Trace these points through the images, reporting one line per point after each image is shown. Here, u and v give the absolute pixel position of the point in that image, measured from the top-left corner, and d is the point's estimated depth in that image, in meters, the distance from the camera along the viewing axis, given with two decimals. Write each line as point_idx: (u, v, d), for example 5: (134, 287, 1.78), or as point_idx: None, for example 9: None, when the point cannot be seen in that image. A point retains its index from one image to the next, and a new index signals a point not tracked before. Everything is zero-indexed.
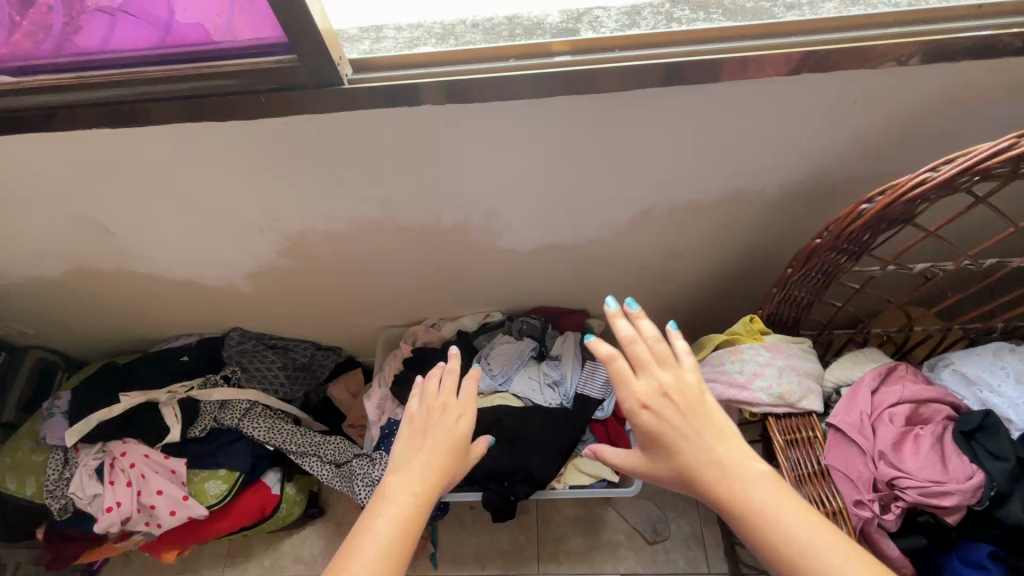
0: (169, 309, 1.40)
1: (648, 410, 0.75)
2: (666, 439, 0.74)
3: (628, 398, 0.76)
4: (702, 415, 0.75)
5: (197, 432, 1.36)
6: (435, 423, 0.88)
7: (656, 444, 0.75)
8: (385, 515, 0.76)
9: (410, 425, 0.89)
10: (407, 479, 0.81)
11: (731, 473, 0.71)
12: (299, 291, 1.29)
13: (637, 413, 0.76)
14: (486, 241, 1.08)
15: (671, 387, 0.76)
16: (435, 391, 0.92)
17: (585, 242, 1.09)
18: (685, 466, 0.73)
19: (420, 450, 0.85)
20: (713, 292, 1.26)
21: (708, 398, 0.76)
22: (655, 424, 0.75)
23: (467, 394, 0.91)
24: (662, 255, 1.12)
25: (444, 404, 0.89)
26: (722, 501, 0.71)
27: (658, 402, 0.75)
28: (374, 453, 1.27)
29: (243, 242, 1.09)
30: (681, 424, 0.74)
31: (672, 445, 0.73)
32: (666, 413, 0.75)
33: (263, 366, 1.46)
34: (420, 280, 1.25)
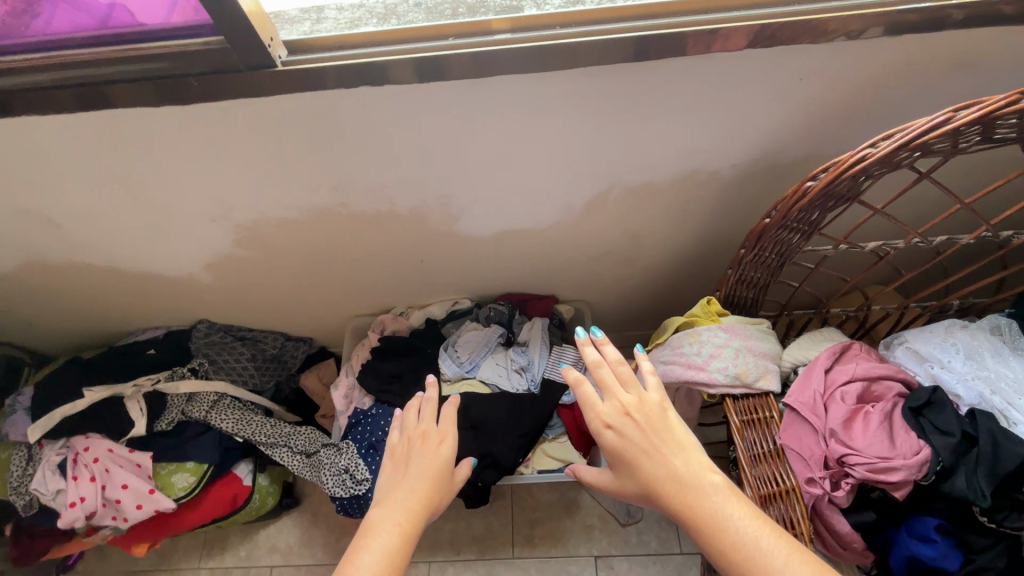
0: (132, 302, 1.38)
1: (611, 428, 0.80)
2: (627, 455, 0.78)
3: (593, 419, 0.82)
4: (663, 432, 0.79)
5: (163, 425, 1.35)
6: (416, 450, 0.91)
7: (619, 461, 0.79)
8: (376, 540, 0.77)
9: (393, 455, 0.92)
10: (396, 502, 0.82)
11: (688, 485, 0.74)
12: (262, 281, 1.27)
13: (601, 432, 0.81)
14: (446, 227, 1.07)
15: (633, 405, 0.81)
16: (413, 422, 0.96)
17: (546, 227, 1.08)
18: (646, 481, 0.76)
19: (406, 476, 0.87)
20: (679, 274, 1.26)
21: (668, 415, 0.81)
22: (618, 441, 0.79)
23: (445, 420, 0.94)
24: (623, 238, 1.12)
25: (425, 431, 0.93)
26: (680, 513, 0.73)
27: (620, 420, 0.80)
28: (341, 443, 1.27)
29: (197, 231, 1.07)
30: (641, 440, 0.78)
31: (633, 461, 0.77)
32: (627, 430, 0.79)
33: (231, 358, 1.45)
34: (384, 268, 1.24)
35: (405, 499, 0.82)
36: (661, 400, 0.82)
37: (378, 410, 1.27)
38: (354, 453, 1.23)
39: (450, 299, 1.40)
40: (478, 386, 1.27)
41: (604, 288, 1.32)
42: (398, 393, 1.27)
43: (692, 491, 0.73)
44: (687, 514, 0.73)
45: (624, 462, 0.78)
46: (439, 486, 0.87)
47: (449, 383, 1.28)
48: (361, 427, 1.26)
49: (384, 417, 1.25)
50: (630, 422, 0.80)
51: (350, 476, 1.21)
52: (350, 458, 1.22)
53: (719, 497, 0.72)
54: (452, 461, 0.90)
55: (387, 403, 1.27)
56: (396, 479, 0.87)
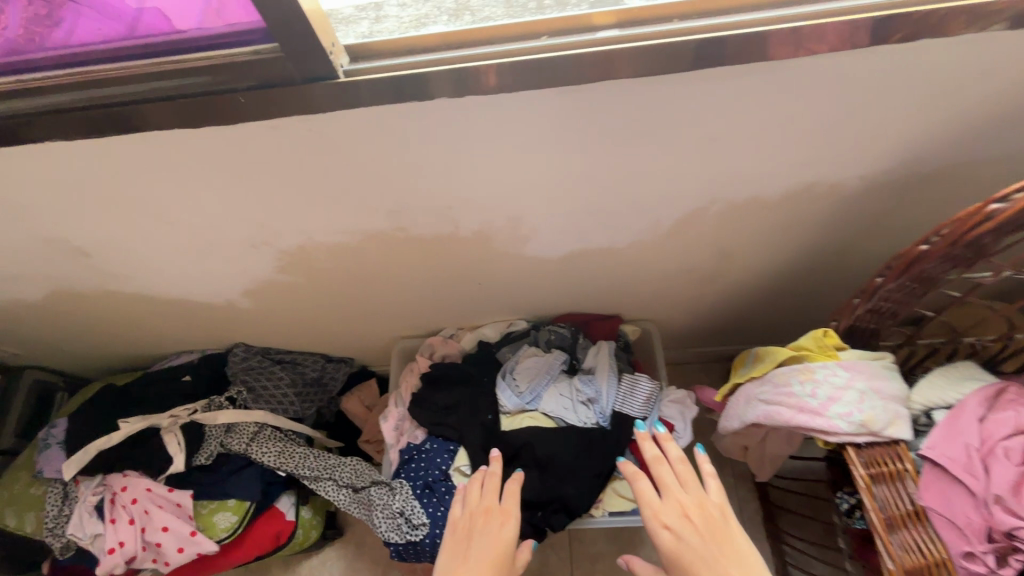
0: (166, 328, 1.30)
1: (668, 528, 0.86)
2: (683, 557, 0.82)
3: (650, 514, 0.88)
4: (720, 537, 0.84)
5: (202, 459, 1.26)
6: (481, 525, 0.92)
7: (675, 562, 0.82)
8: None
9: (453, 531, 0.92)
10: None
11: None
12: (304, 306, 1.17)
13: (658, 528, 0.86)
14: (512, 249, 0.95)
15: (691, 507, 0.88)
16: (476, 496, 0.97)
17: (623, 247, 0.95)
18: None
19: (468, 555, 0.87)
20: (761, 291, 1.13)
21: (726, 520, 0.86)
22: (675, 542, 0.84)
23: (508, 498, 0.96)
24: (709, 257, 0.99)
25: (487, 504, 0.95)
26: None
27: (679, 521, 0.86)
28: (394, 482, 1.17)
29: (237, 258, 0.97)
30: (698, 544, 0.83)
31: (690, 564, 0.81)
32: (683, 532, 0.85)
33: (270, 384, 1.37)
34: (436, 292, 1.13)
35: None
36: (719, 504, 0.88)
37: (432, 445, 1.17)
38: (409, 494, 1.14)
39: (504, 321, 1.29)
40: (544, 419, 1.15)
41: (676, 307, 1.20)
42: (452, 425, 1.17)
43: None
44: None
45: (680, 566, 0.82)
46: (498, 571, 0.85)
47: (508, 416, 1.16)
48: (415, 464, 1.17)
49: (439, 454, 1.15)
50: (687, 524, 0.86)
51: (405, 520, 1.12)
52: (405, 499, 1.13)
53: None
54: (514, 544, 0.89)
55: (441, 436, 1.17)
56: (456, 559, 0.87)
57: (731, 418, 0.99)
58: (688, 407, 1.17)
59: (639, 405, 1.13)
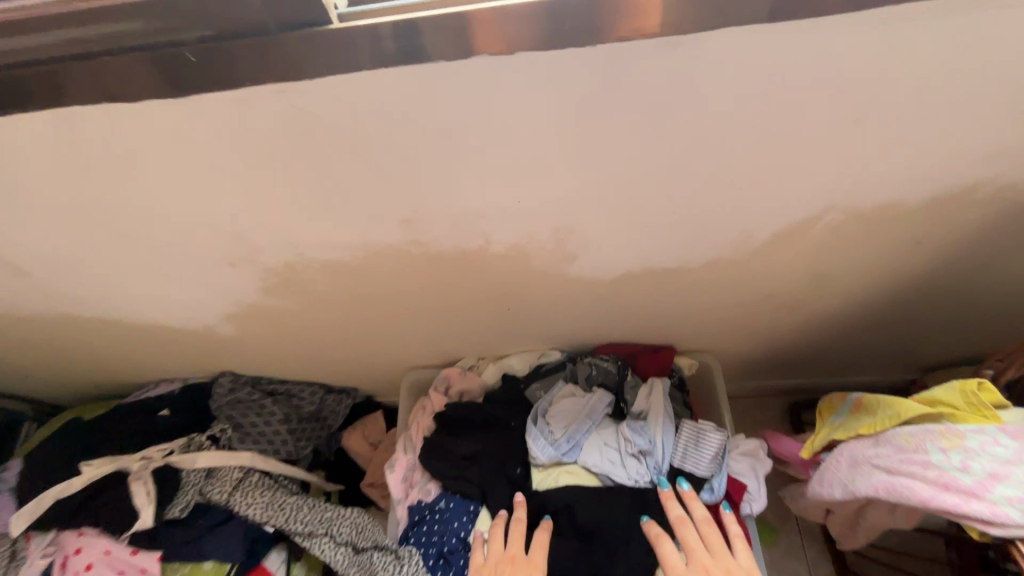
0: (138, 355, 1.11)
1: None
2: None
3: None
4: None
5: (176, 512, 1.07)
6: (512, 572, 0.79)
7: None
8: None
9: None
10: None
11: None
12: (297, 332, 0.98)
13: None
14: (553, 269, 0.76)
15: (715, 570, 0.73)
16: (498, 543, 0.84)
17: (693, 268, 0.76)
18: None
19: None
20: (847, 316, 0.93)
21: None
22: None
23: (535, 546, 0.82)
24: (797, 279, 0.79)
25: (515, 549, 0.82)
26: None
27: None
28: (401, 549, 0.96)
29: (212, 278, 0.78)
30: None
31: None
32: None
33: (260, 420, 1.19)
34: (456, 319, 0.94)
35: None
36: (747, 571, 0.73)
37: (449, 504, 0.96)
38: (421, 568, 0.93)
39: (534, 351, 1.09)
40: (587, 474, 0.95)
41: (741, 336, 1.01)
42: (473, 479, 0.97)
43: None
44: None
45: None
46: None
47: (541, 470, 0.96)
48: (426, 526, 0.96)
49: (458, 517, 0.94)
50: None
51: None
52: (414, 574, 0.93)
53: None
54: None
55: (460, 493, 0.97)
56: None
57: (829, 485, 0.79)
58: (760, 460, 0.96)
59: (706, 461, 0.92)
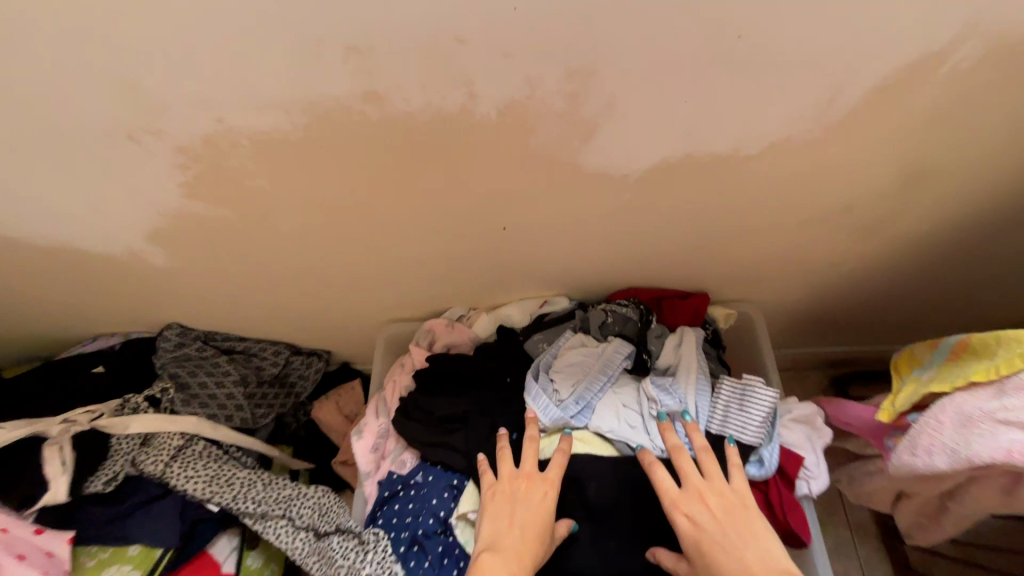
0: (60, 297, 0.92)
1: (690, 519, 0.61)
2: (703, 547, 0.59)
3: (670, 507, 0.62)
4: (745, 531, 0.59)
5: (98, 486, 0.88)
6: (526, 493, 0.67)
7: (697, 549, 0.59)
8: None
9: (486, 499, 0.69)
10: (495, 567, 0.59)
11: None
12: (244, 262, 0.80)
13: (682, 523, 0.61)
14: (565, 157, 0.57)
15: (710, 495, 0.62)
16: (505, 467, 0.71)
17: (747, 157, 0.57)
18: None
19: (507, 534, 0.63)
20: (928, 243, 0.74)
21: (754, 514, 0.61)
22: (693, 533, 0.60)
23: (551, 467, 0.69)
24: (885, 177, 0.61)
25: (529, 468, 0.69)
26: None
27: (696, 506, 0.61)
28: (364, 533, 0.77)
29: (114, 165, 0.60)
30: (719, 534, 0.59)
31: (710, 559, 0.58)
32: (707, 523, 0.60)
33: (211, 381, 1.00)
34: (440, 246, 0.76)
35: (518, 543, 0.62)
36: (744, 494, 0.62)
37: (426, 478, 0.78)
38: (388, 557, 0.74)
39: (537, 298, 0.90)
40: (601, 443, 0.76)
41: (790, 274, 0.82)
42: (458, 447, 0.78)
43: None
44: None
45: (703, 555, 0.58)
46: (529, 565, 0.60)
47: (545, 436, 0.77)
48: (398, 504, 0.78)
49: (437, 493, 0.76)
50: (712, 516, 0.60)
51: None
52: (380, 564, 0.73)
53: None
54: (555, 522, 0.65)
55: (440, 464, 0.78)
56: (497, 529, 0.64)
57: (929, 453, 0.60)
58: (819, 429, 0.76)
59: (756, 426, 0.73)
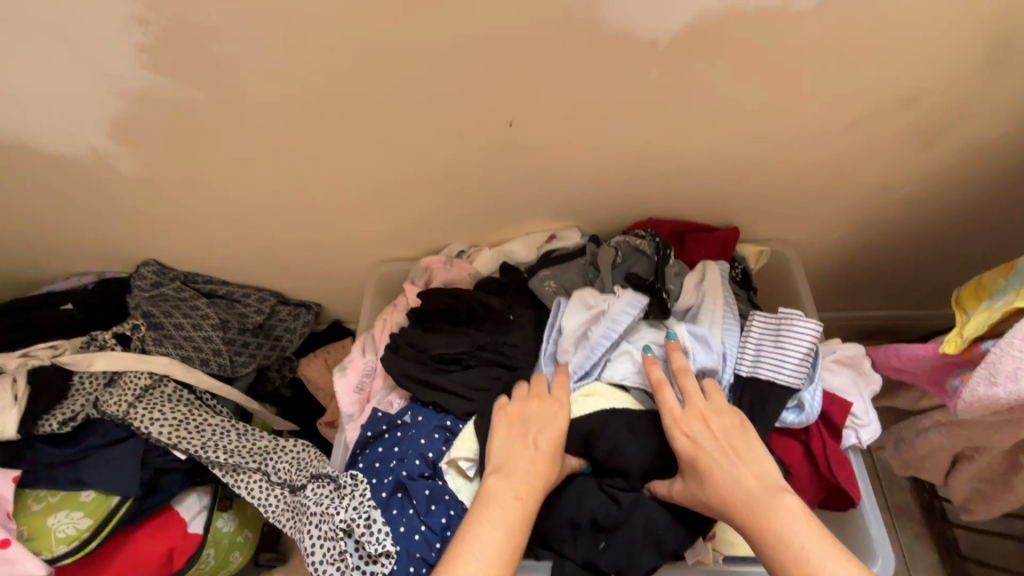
0: (20, 222, 0.84)
1: (689, 437, 0.57)
2: (700, 464, 0.54)
3: (669, 424, 0.59)
4: (745, 449, 0.54)
5: (53, 426, 0.79)
6: (537, 414, 0.61)
7: (692, 466, 0.55)
8: (488, 547, 0.48)
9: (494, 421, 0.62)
10: (504, 492, 0.52)
11: (780, 516, 0.48)
12: (221, 172, 0.71)
13: (678, 440, 0.57)
14: (583, 9, 0.50)
15: (714, 416, 0.57)
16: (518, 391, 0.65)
17: (798, 16, 0.51)
18: (724, 497, 0.52)
19: (517, 454, 0.57)
20: (987, 153, 0.66)
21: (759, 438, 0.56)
22: (693, 450, 0.55)
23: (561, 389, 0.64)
24: (947, 41, 0.53)
25: (540, 390, 0.64)
26: (765, 550, 0.48)
27: (701, 426, 0.57)
28: (342, 477, 0.68)
29: (67, 17, 0.52)
30: (722, 452, 0.54)
31: (705, 474, 0.54)
32: (705, 440, 0.56)
33: (188, 323, 0.91)
34: (438, 153, 0.67)
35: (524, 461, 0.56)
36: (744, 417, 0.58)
37: (415, 418, 0.69)
38: (366, 502, 0.65)
39: (546, 232, 0.81)
40: (614, 391, 0.66)
41: (829, 199, 0.73)
42: (451, 387, 0.69)
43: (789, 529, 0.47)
44: (782, 563, 0.46)
45: (699, 473, 0.54)
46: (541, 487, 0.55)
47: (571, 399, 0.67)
48: (382, 447, 0.69)
49: (423, 433, 0.67)
50: (713, 434, 0.56)
51: (353, 546, 0.64)
52: (357, 510, 0.64)
53: (823, 546, 0.46)
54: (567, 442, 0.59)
55: (432, 405, 0.70)
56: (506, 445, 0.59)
57: (1013, 377, 0.50)
58: (866, 375, 0.66)
59: (794, 365, 0.62)
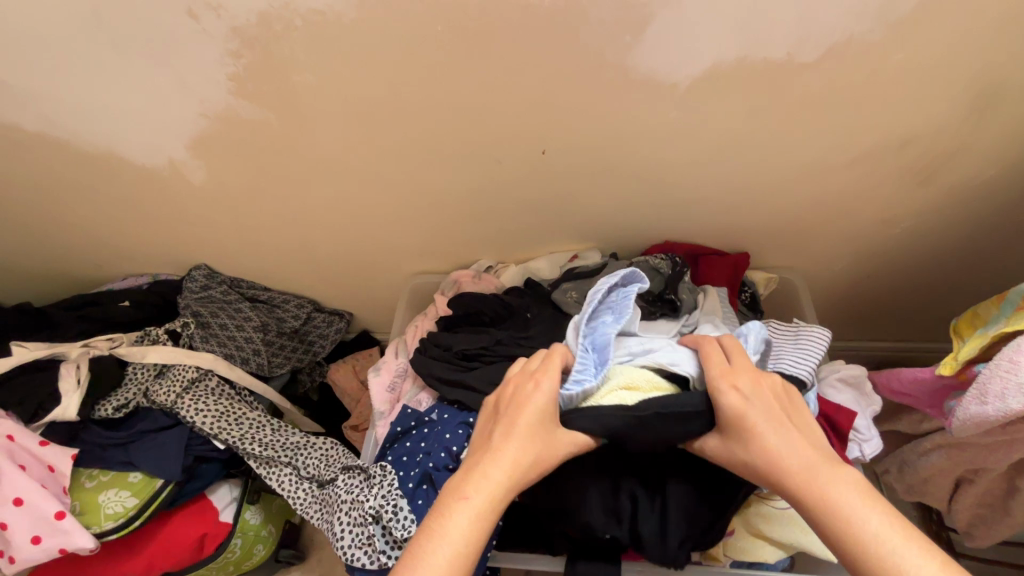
0: (90, 224, 0.92)
1: (739, 393, 0.53)
2: (749, 424, 0.51)
3: (716, 380, 0.54)
4: (786, 418, 0.51)
5: (108, 411, 0.86)
6: (511, 400, 0.55)
7: (739, 424, 0.51)
8: (442, 556, 0.45)
9: (491, 406, 0.58)
10: (455, 492, 0.49)
11: (838, 500, 0.45)
12: (279, 185, 0.79)
13: (728, 397, 0.53)
14: (611, 57, 0.57)
15: (762, 379, 0.54)
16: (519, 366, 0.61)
17: (803, 65, 0.57)
18: (774, 459, 0.49)
19: (490, 452, 0.52)
20: (982, 193, 0.72)
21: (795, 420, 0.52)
22: (742, 409, 0.52)
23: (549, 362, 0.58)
24: (936, 91, 0.60)
25: (540, 371, 0.57)
26: (826, 526, 0.45)
27: (753, 387, 0.53)
28: (372, 468, 0.74)
29: (168, 49, 0.61)
30: (771, 417, 0.51)
31: (756, 436, 0.50)
32: (753, 397, 0.53)
33: (232, 322, 0.97)
34: (475, 176, 0.75)
35: (484, 457, 0.51)
36: (778, 385, 0.54)
37: (441, 415, 0.74)
38: (394, 491, 0.70)
39: (568, 252, 0.87)
40: (647, 376, 0.61)
41: (833, 231, 0.79)
42: (476, 386, 0.73)
43: (849, 508, 0.44)
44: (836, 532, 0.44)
45: (748, 433, 0.51)
46: (509, 494, 0.50)
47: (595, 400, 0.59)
48: (410, 442, 0.74)
49: (450, 428, 0.72)
50: (762, 393, 0.53)
51: (381, 531, 0.69)
52: (386, 497, 0.69)
53: (894, 535, 0.43)
54: (540, 423, 0.53)
55: (457, 403, 0.75)
56: (483, 438, 0.55)
57: (1002, 397, 0.55)
58: (868, 396, 0.70)
59: (813, 362, 0.64)
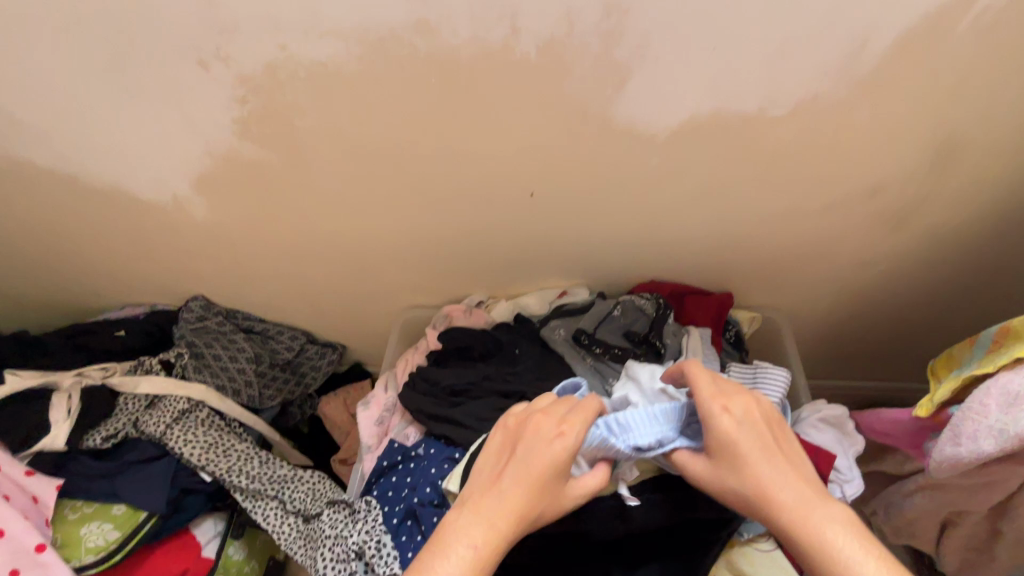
0: (91, 254, 0.94)
1: (732, 417, 0.52)
2: (740, 451, 0.50)
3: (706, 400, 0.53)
4: (778, 449, 0.51)
5: (97, 441, 0.86)
6: (530, 439, 0.51)
7: (729, 450, 0.51)
8: None
9: (506, 438, 0.54)
10: (461, 534, 0.46)
11: (832, 543, 0.44)
12: (276, 220, 0.82)
13: (719, 419, 0.52)
14: (594, 106, 0.61)
15: (754, 404, 0.53)
16: (545, 403, 0.56)
17: (774, 117, 0.61)
18: (762, 491, 0.48)
19: (498, 494, 0.48)
20: (950, 238, 0.75)
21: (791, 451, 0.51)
22: (733, 434, 0.51)
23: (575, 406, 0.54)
24: (901, 143, 0.63)
25: (569, 416, 0.53)
26: (815, 564, 0.44)
27: (745, 413, 0.52)
28: (358, 504, 0.74)
29: (177, 93, 0.65)
30: (762, 443, 0.51)
31: (746, 463, 0.50)
32: (744, 421, 0.52)
33: (225, 353, 0.98)
34: (466, 215, 0.77)
35: (495, 499, 0.48)
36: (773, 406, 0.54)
37: (427, 450, 0.74)
38: (378, 526, 0.70)
39: (556, 288, 0.89)
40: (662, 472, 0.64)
41: (810, 272, 0.82)
42: (463, 421, 0.74)
43: (842, 550, 0.43)
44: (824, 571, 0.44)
45: (737, 456, 0.50)
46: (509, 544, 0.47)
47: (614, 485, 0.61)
48: (396, 477, 0.74)
49: (436, 462, 0.72)
50: (756, 420, 0.52)
51: (363, 568, 0.69)
52: (370, 533, 0.69)
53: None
54: (560, 473, 0.50)
55: (443, 438, 0.75)
56: (492, 472, 0.51)
57: (974, 438, 0.56)
58: (850, 436, 0.70)
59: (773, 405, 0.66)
